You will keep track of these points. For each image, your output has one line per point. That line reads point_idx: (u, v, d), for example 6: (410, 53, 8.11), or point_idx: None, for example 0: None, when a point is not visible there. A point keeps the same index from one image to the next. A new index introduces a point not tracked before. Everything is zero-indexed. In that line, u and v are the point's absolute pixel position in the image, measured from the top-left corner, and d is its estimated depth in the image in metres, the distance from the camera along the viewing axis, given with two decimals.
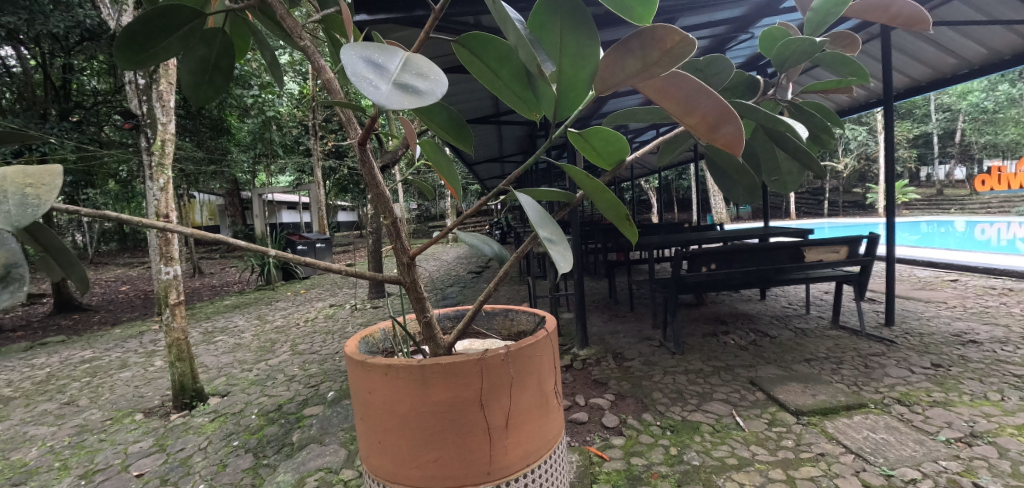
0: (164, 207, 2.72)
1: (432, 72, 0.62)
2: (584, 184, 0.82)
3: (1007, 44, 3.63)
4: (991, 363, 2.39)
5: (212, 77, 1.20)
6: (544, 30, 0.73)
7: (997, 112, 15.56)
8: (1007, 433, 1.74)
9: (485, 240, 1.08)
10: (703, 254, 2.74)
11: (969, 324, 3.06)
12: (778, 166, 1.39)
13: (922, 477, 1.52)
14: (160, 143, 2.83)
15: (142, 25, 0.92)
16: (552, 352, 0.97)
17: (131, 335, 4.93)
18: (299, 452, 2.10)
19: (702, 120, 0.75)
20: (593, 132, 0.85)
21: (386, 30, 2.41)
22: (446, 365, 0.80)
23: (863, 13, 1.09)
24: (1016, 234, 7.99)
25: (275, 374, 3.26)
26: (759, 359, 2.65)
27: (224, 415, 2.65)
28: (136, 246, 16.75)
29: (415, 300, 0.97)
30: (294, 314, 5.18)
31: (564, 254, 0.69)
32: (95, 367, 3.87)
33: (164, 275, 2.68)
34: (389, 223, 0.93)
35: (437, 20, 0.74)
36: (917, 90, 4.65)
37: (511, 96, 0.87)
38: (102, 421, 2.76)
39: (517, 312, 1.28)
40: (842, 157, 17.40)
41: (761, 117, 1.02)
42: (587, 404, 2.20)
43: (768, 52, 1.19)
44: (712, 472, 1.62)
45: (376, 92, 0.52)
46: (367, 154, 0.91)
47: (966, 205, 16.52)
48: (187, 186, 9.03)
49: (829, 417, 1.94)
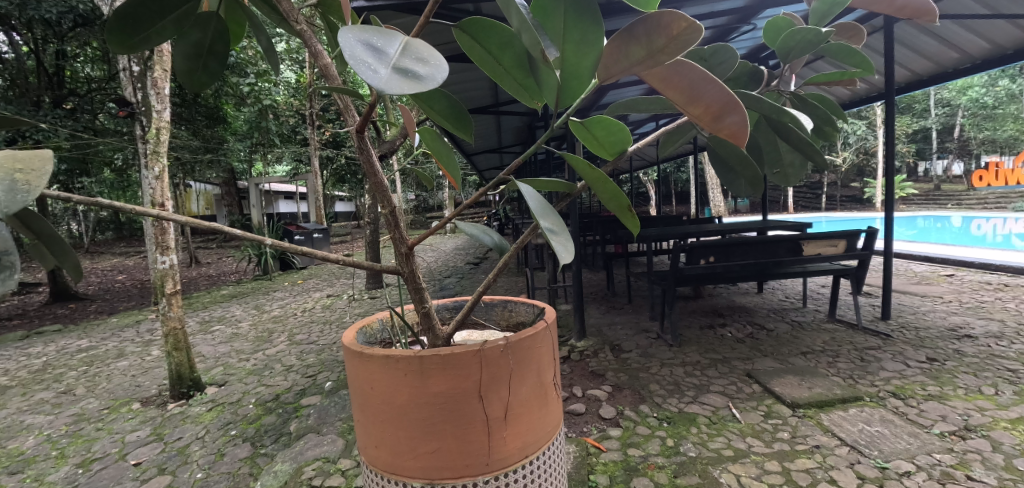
0: (160, 195, 2.66)
1: (433, 58, 0.61)
2: (586, 173, 0.80)
3: (1010, 39, 3.61)
4: (986, 357, 2.41)
5: (206, 63, 1.17)
6: (548, 15, 0.70)
7: (996, 107, 15.57)
8: (1000, 427, 1.76)
9: (484, 229, 1.05)
10: (702, 247, 2.74)
11: (964, 318, 3.07)
12: (781, 159, 1.37)
13: (916, 470, 1.53)
14: (155, 131, 2.80)
15: (134, 8, 0.89)
16: (551, 343, 0.97)
17: (127, 325, 4.91)
18: (297, 442, 2.10)
19: (707, 110, 0.74)
20: (596, 122, 0.84)
21: (385, 16, 2.39)
22: (446, 356, 0.80)
23: (870, 4, 1.07)
24: (1013, 230, 8.17)
25: (273, 363, 3.27)
26: (755, 352, 2.67)
27: (221, 405, 2.65)
28: (132, 236, 16.66)
29: (413, 290, 0.96)
30: (292, 304, 5.17)
31: (566, 246, 0.68)
32: (92, 356, 3.87)
33: (161, 264, 2.67)
34: (388, 212, 0.91)
35: (436, 6, 0.72)
36: (919, 84, 4.63)
37: (512, 84, 0.85)
38: (99, 410, 2.76)
39: (515, 302, 1.26)
40: (841, 151, 17.37)
41: (766, 108, 1.01)
42: (584, 396, 2.21)
43: (772, 43, 1.17)
44: (708, 464, 1.63)
45: (375, 77, 0.51)
46: (365, 143, 0.88)
47: (963, 200, 16.62)
48: (183, 175, 8.95)
49: (825, 410, 1.96)
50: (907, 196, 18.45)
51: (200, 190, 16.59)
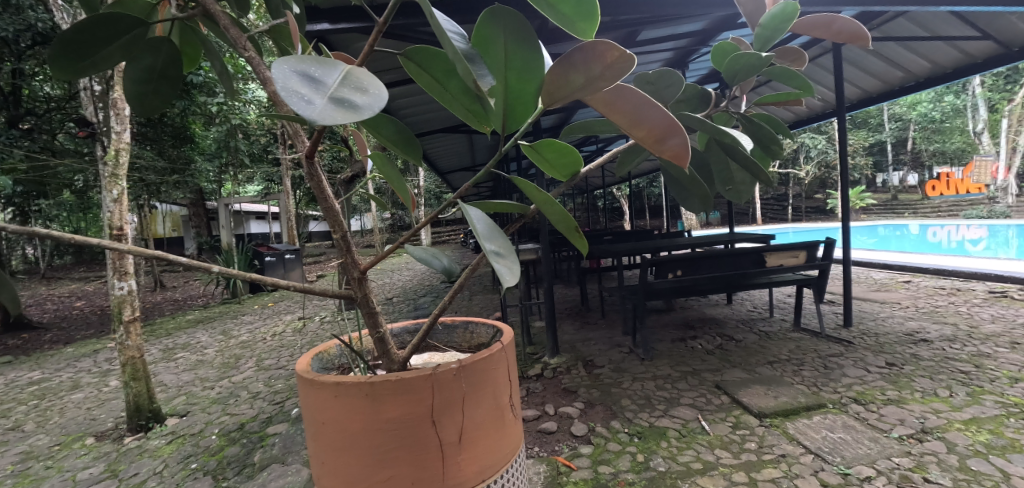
0: (118, 219, 2.59)
1: (373, 86, 0.62)
2: (534, 195, 0.81)
3: (949, 59, 3.88)
4: (940, 360, 2.51)
5: (158, 87, 1.14)
6: (488, 44, 0.70)
7: (944, 121, 16.51)
8: (954, 428, 1.83)
9: (435, 253, 1.03)
10: (669, 261, 2.80)
11: (920, 323, 3.20)
12: (733, 177, 1.38)
13: (876, 474, 1.57)
14: (114, 153, 2.71)
15: (78, 33, 0.88)
16: (507, 365, 0.95)
17: (84, 354, 4.66)
18: (260, 473, 2.02)
19: (650, 133, 0.77)
20: (545, 144, 0.85)
21: (350, 39, 2.40)
22: (397, 381, 0.78)
23: (809, 29, 1.16)
24: (966, 236, 8.83)
25: (239, 391, 3.15)
26: (725, 363, 2.71)
27: (182, 437, 2.53)
28: (93, 259, 15.95)
29: (367, 315, 0.94)
30: (261, 328, 5.00)
31: (510, 268, 0.68)
32: (44, 389, 3.65)
33: (118, 290, 2.55)
34: (339, 238, 0.90)
35: (381, 33, 0.71)
36: (869, 101, 4.88)
37: (461, 109, 0.85)
38: (49, 447, 2.60)
39: (476, 323, 1.25)
40: (803, 165, 18.13)
41: (709, 129, 1.03)
42: (556, 413, 2.19)
43: (719, 66, 1.23)
44: (677, 478, 1.63)
45: (308, 108, 0.52)
46: (316, 168, 0.86)
47: (918, 209, 17.44)
48: (149, 196, 8.66)
49: (790, 418, 2.00)
50: (868, 206, 19.21)
51: (166, 211, 16.08)
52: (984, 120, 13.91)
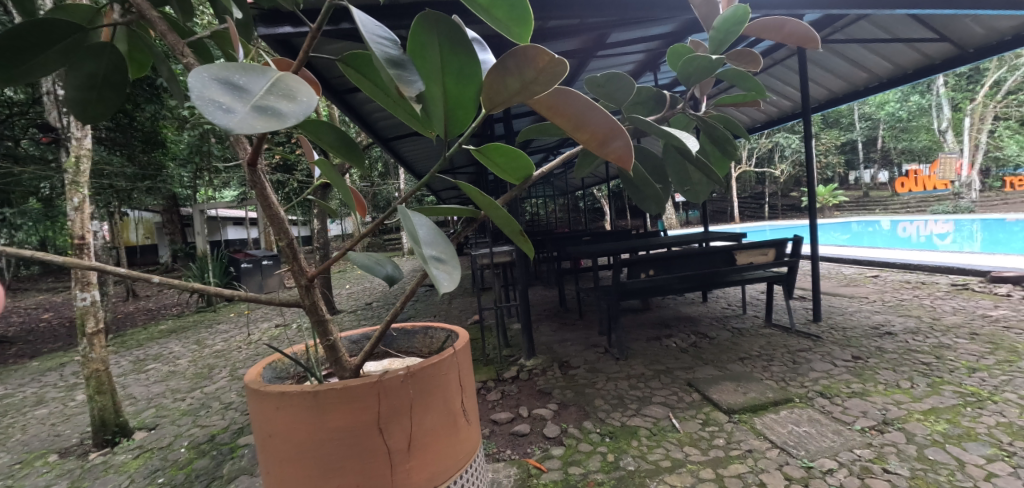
0: (80, 228, 2.51)
1: (302, 93, 0.61)
2: (479, 200, 0.81)
3: (909, 60, 4.01)
4: (903, 353, 2.59)
5: (102, 93, 1.11)
6: (424, 51, 0.69)
7: (911, 120, 17.09)
8: (913, 419, 1.89)
9: (382, 260, 1.02)
10: (642, 261, 2.83)
11: (885, 317, 3.30)
12: (690, 177, 1.39)
13: (837, 466, 1.61)
14: (74, 159, 2.62)
15: (10, 40, 0.85)
16: (459, 370, 0.95)
17: (50, 368, 4.50)
18: (228, 485, 1.97)
19: (593, 136, 0.77)
20: (491, 148, 0.85)
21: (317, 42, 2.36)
22: (342, 389, 0.77)
23: (761, 32, 1.18)
24: (932, 231, 9.13)
25: (210, 402, 3.07)
26: (697, 360, 2.75)
27: (149, 450, 2.45)
28: (63, 269, 15.42)
29: (317, 321, 0.93)
30: (237, 337, 4.90)
31: (450, 273, 0.67)
32: (5, 406, 3.51)
33: (81, 301, 2.47)
34: (285, 245, 0.89)
35: (315, 40, 0.70)
36: (836, 101, 5.02)
37: (405, 114, 0.84)
38: (9, 466, 2.50)
39: (435, 328, 1.24)
40: (779, 164, 18.55)
41: (658, 131, 1.03)
42: (530, 415, 2.20)
43: (676, 68, 1.25)
44: (646, 476, 1.65)
45: (225, 117, 0.51)
46: (259, 175, 0.85)
47: (888, 205, 17.99)
48: (119, 203, 8.41)
49: (758, 414, 2.03)
50: (841, 203, 19.73)
51: (139, 218, 15.63)
52: (949, 119, 14.43)
